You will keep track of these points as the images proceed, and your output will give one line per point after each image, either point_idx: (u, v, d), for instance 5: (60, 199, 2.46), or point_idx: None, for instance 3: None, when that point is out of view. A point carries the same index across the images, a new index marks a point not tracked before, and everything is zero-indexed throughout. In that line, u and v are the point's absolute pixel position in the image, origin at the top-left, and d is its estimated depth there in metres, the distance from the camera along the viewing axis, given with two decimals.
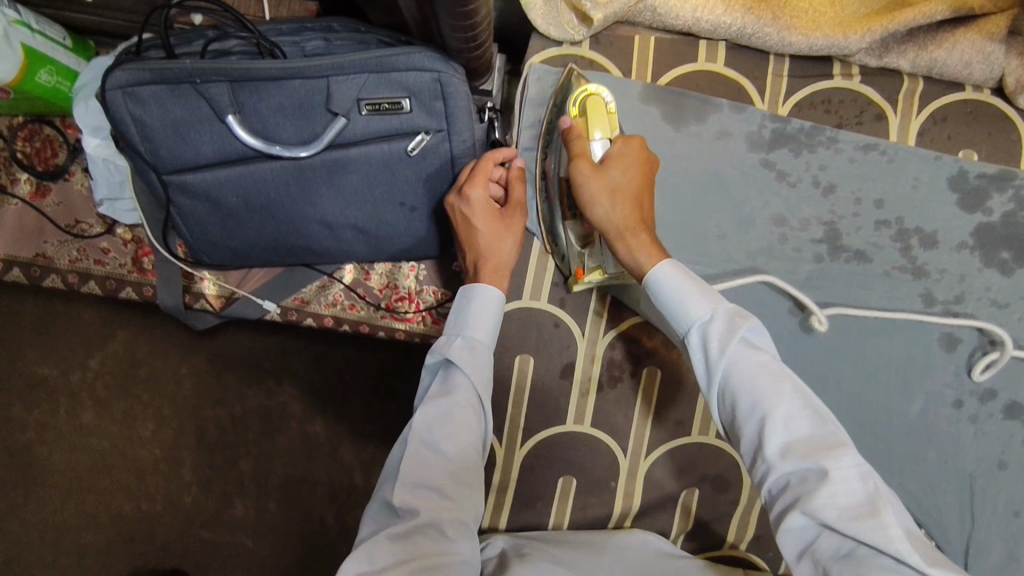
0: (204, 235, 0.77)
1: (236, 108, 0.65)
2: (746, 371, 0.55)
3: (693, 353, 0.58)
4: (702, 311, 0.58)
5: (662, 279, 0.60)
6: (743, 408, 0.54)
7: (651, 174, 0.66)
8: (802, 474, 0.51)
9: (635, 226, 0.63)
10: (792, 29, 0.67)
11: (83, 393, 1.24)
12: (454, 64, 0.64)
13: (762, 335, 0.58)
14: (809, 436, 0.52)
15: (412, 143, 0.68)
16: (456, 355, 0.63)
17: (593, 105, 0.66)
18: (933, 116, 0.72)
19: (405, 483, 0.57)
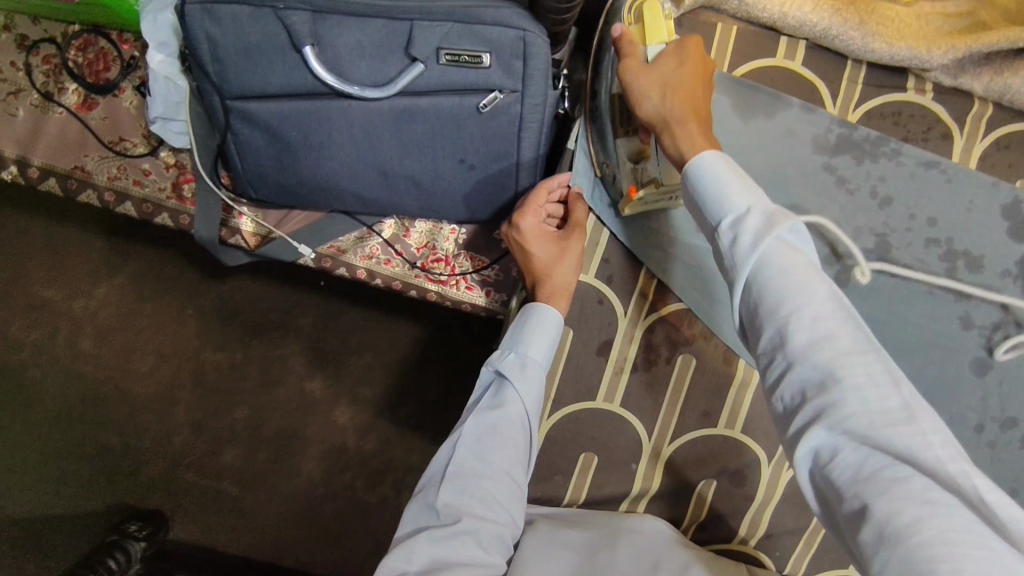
0: (256, 167, 0.76)
1: (314, 40, 0.64)
2: (779, 266, 0.48)
3: (723, 245, 0.52)
4: (736, 199, 0.52)
5: (704, 168, 0.54)
6: (768, 306, 0.48)
7: (707, 74, 0.63)
8: (827, 380, 0.44)
9: (689, 119, 0.60)
10: (877, 36, 0.67)
11: (85, 320, 1.23)
12: (541, 25, 0.64)
13: (802, 229, 0.51)
14: (840, 337, 0.46)
15: (485, 99, 0.67)
16: (508, 372, 0.69)
17: (646, 8, 0.66)
18: (997, 143, 0.72)
19: (450, 492, 0.65)
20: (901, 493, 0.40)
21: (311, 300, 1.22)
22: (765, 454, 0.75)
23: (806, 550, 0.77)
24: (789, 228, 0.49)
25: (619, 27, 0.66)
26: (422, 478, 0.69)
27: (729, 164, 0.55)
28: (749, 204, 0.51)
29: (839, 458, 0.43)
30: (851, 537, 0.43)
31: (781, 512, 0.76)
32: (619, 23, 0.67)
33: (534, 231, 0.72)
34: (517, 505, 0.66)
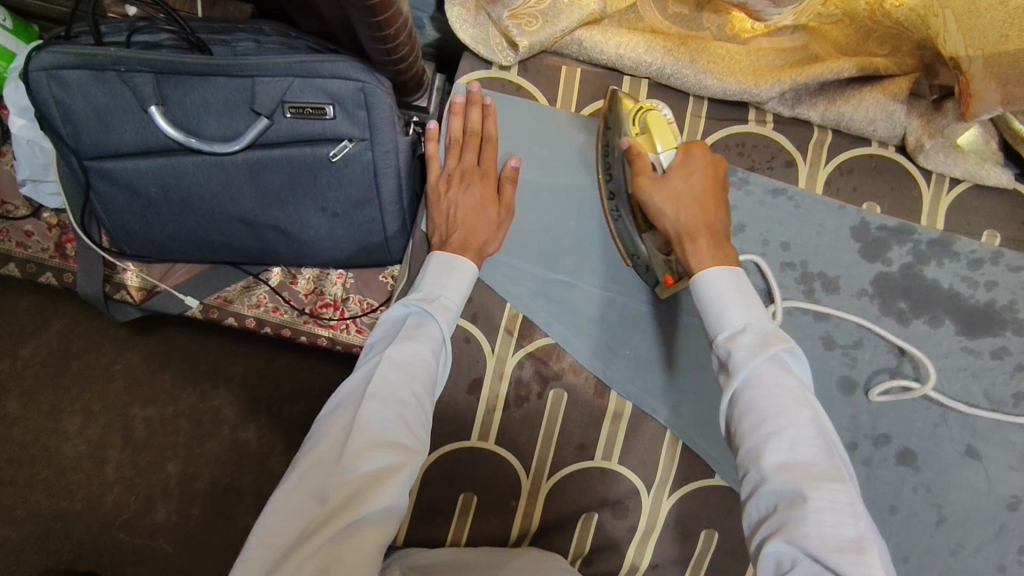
0: (123, 225, 0.77)
1: (159, 99, 0.65)
2: (766, 384, 0.53)
3: (719, 357, 0.58)
4: (735, 320, 0.58)
5: (708, 282, 0.60)
6: (753, 417, 0.53)
7: (717, 178, 0.66)
8: (794, 497, 0.49)
9: (698, 234, 0.63)
10: (709, 73, 0.70)
11: (9, 382, 1.20)
12: (379, 77, 0.66)
13: (796, 355, 0.56)
14: (815, 463, 0.50)
15: (335, 149, 0.69)
16: (431, 307, 0.63)
17: (649, 118, 0.67)
18: (840, 167, 0.75)
19: (364, 418, 0.55)
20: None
21: (241, 349, 1.21)
22: (644, 483, 0.76)
23: None
24: (783, 349, 0.55)
25: (628, 140, 0.67)
26: (322, 415, 0.58)
27: (740, 279, 0.60)
28: (745, 325, 0.57)
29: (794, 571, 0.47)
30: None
31: (666, 542, 0.76)
32: (626, 134, 0.68)
33: (476, 193, 0.69)
34: (427, 438, 0.59)
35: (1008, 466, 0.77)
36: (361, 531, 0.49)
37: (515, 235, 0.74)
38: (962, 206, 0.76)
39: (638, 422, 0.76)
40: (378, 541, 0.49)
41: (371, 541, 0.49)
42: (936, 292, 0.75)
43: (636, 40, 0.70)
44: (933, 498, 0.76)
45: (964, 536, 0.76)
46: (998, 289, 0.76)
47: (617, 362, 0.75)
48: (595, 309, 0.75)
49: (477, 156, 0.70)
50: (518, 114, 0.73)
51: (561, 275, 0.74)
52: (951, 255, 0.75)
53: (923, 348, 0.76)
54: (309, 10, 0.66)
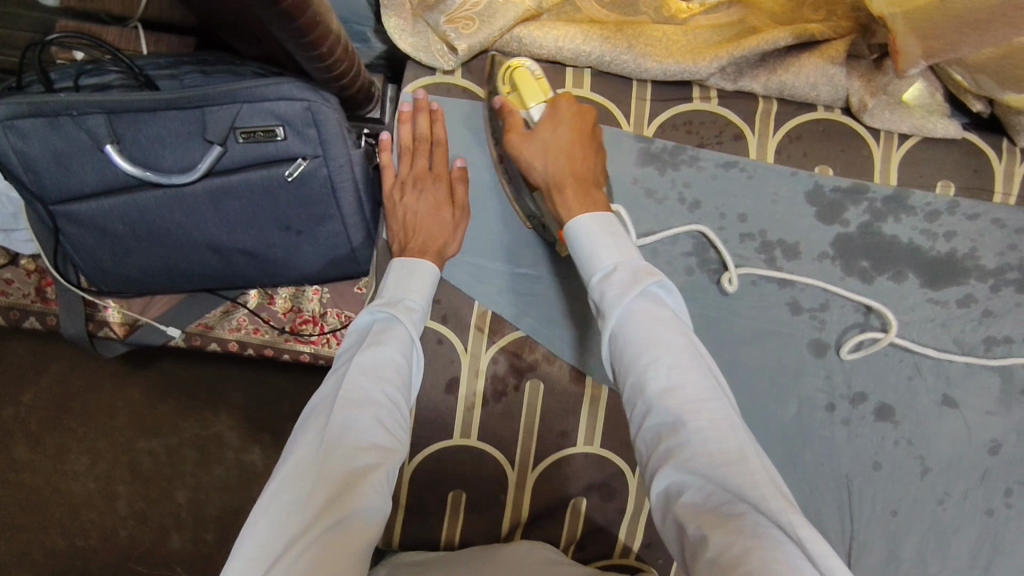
0: (95, 263, 0.79)
1: (114, 139, 0.67)
2: (640, 320, 0.56)
3: (596, 299, 0.60)
4: (605, 261, 0.61)
5: (578, 231, 0.63)
6: (631, 353, 0.55)
7: (583, 126, 0.69)
8: (673, 421, 0.51)
9: (568, 184, 0.66)
10: (647, 56, 0.72)
11: (14, 428, 1.21)
12: (324, 94, 0.67)
13: (665, 286, 0.59)
14: (693, 384, 0.52)
15: (291, 168, 0.70)
16: (396, 311, 0.66)
17: (517, 76, 0.70)
18: (789, 135, 0.76)
19: (338, 423, 0.57)
20: (729, 523, 0.44)
21: (236, 373, 1.21)
22: (628, 464, 0.77)
23: None
24: (653, 283, 0.58)
25: (499, 99, 0.70)
26: (297, 424, 0.59)
27: (606, 222, 0.63)
28: (614, 264, 0.60)
29: (685, 494, 0.48)
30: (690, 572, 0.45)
31: (655, 518, 0.78)
32: (498, 94, 0.71)
33: (431, 196, 0.71)
34: (404, 438, 0.61)
35: (985, 411, 0.78)
36: (346, 529, 0.51)
37: (476, 233, 0.75)
38: (914, 159, 0.77)
39: (616, 404, 0.77)
40: (365, 537, 0.52)
41: (361, 540, 0.51)
42: (897, 248, 0.76)
43: (573, 31, 0.71)
44: (915, 450, 0.77)
45: (950, 484, 0.78)
46: (957, 238, 0.77)
47: (589, 348, 0.76)
48: (562, 298, 0.76)
49: (427, 159, 0.72)
50: (465, 116, 0.74)
51: (524, 269, 0.76)
52: (907, 209, 0.76)
53: (889, 304, 0.77)
54: (248, 36, 0.67)
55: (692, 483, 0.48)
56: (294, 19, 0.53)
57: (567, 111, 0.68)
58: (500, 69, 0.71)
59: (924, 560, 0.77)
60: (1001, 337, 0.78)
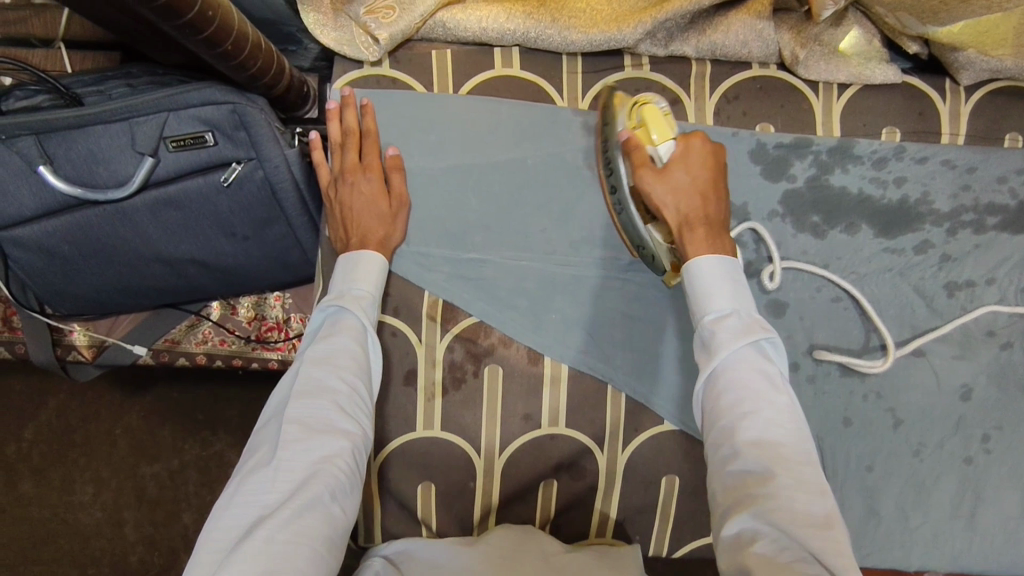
0: (49, 285, 0.80)
1: (46, 159, 0.67)
2: (745, 369, 0.56)
3: (702, 338, 0.60)
4: (721, 305, 0.60)
5: (696, 270, 0.61)
6: (730, 397, 0.56)
7: (716, 168, 0.66)
8: (764, 474, 0.51)
9: (699, 223, 0.64)
10: (572, 28, 0.71)
11: (17, 464, 1.19)
12: (251, 96, 0.67)
13: (776, 347, 0.59)
14: (786, 444, 0.53)
15: (226, 174, 0.70)
16: (344, 300, 0.65)
17: (647, 111, 0.66)
18: (725, 96, 0.76)
19: (292, 419, 0.57)
20: None
21: (229, 392, 1.19)
22: (596, 441, 0.77)
23: (663, 523, 0.79)
24: (766, 339, 0.58)
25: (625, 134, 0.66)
26: (258, 423, 0.60)
27: (729, 269, 0.61)
28: (732, 310, 0.60)
29: (757, 542, 0.49)
30: None
31: (628, 493, 0.78)
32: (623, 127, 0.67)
33: (364, 189, 0.70)
34: (367, 422, 0.62)
35: (953, 356, 0.76)
36: (301, 522, 0.52)
37: (421, 222, 0.75)
38: (857, 108, 0.76)
39: (578, 382, 0.76)
40: (330, 524, 0.54)
41: (323, 525, 0.53)
42: (847, 200, 0.75)
43: (496, 10, 0.71)
44: (886, 402, 0.76)
45: (926, 435, 0.76)
46: (908, 184, 0.76)
47: (545, 327, 0.76)
48: (513, 280, 0.76)
49: (359, 152, 0.72)
50: (397, 107, 0.74)
51: (472, 255, 0.75)
52: (853, 159, 0.75)
53: (844, 257, 0.76)
54: (167, 47, 0.66)
55: (768, 534, 0.49)
56: (204, 35, 0.52)
57: (700, 153, 0.65)
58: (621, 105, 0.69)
59: (906, 514, 0.76)
60: (962, 281, 0.77)
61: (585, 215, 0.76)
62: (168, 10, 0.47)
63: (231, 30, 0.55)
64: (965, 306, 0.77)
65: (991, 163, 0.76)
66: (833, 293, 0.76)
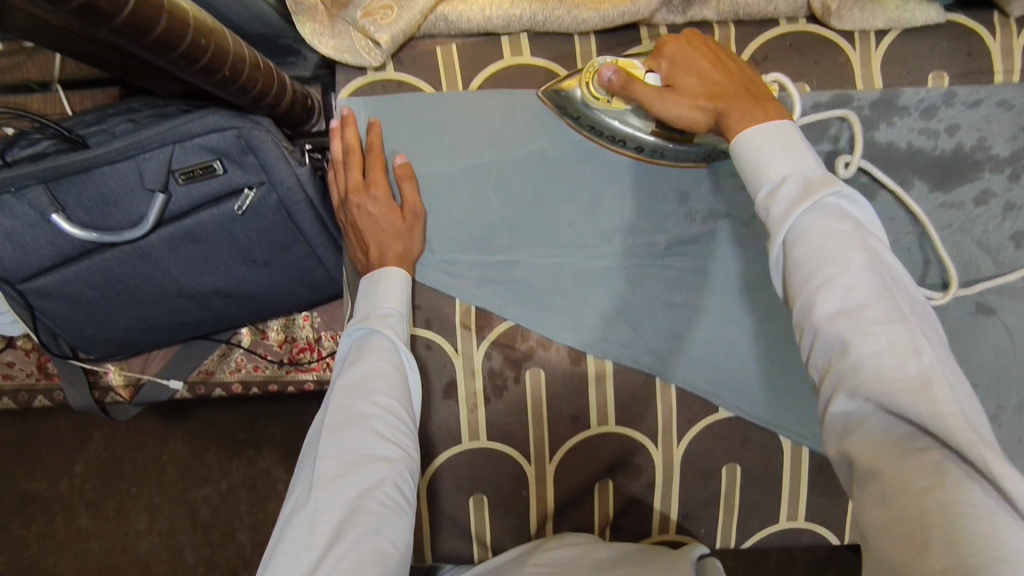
0: (78, 331, 0.79)
1: (58, 207, 0.65)
2: (812, 235, 0.45)
3: (761, 218, 0.49)
4: (777, 173, 0.48)
5: (745, 147, 0.51)
6: (799, 273, 0.45)
7: (710, 49, 0.59)
8: (845, 348, 0.41)
9: (733, 101, 0.54)
10: (582, 6, 0.67)
11: (73, 499, 1.20)
12: (254, 119, 0.64)
13: (854, 198, 0.47)
14: (870, 304, 0.42)
15: (239, 201, 0.68)
16: (370, 322, 0.63)
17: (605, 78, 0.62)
18: (754, 59, 0.70)
19: (329, 453, 0.55)
20: (913, 464, 0.38)
21: (270, 410, 1.19)
22: (648, 437, 0.74)
23: (726, 513, 0.75)
24: (830, 194, 0.46)
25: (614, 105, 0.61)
26: (298, 461, 0.58)
27: (779, 133, 0.50)
28: (788, 176, 0.48)
29: (861, 422, 0.41)
30: (864, 512, 0.40)
31: (687, 485, 0.74)
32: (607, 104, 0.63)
33: (373, 209, 0.67)
34: (410, 446, 0.59)
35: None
36: (349, 561, 0.49)
37: (443, 229, 0.72)
38: (899, 55, 0.70)
39: (624, 377, 0.73)
40: (382, 558, 0.51)
41: (373, 562, 0.50)
42: (896, 155, 0.70)
43: None
44: (956, 366, 0.71)
45: (1002, 397, 0.71)
46: (961, 130, 0.70)
47: (584, 324, 0.72)
48: (545, 278, 0.72)
49: (363, 172, 0.69)
50: (406, 112, 0.70)
51: (500, 257, 0.72)
52: (899, 111, 0.70)
53: (898, 218, 0.70)
54: (165, 78, 0.64)
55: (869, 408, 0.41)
56: (201, 65, 0.49)
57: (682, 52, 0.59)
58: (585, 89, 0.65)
59: None
60: None
61: (614, 202, 0.72)
62: (162, 45, 0.44)
63: (228, 55, 0.52)
64: None
65: None
66: (890, 256, 0.71)
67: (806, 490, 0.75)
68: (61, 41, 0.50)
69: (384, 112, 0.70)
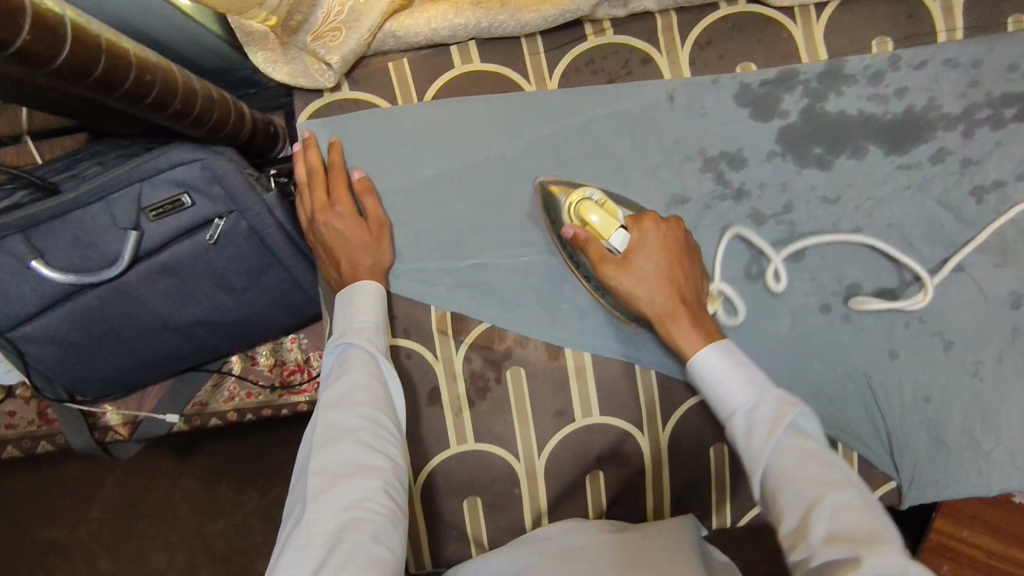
0: (70, 374, 0.81)
1: (37, 253, 0.67)
2: (794, 458, 0.52)
3: (739, 446, 0.56)
4: (744, 396, 0.57)
5: (705, 364, 0.60)
6: (790, 493, 0.50)
7: (678, 250, 0.65)
8: (852, 560, 0.45)
9: (678, 310, 0.63)
10: (524, 9, 0.68)
11: (91, 544, 1.21)
12: (216, 149, 0.66)
13: (810, 417, 0.56)
14: (860, 529, 0.47)
15: (210, 231, 0.70)
16: (348, 336, 0.64)
17: (580, 207, 0.67)
18: (698, 43, 0.72)
19: (319, 470, 0.56)
20: None
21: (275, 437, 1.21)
22: (634, 425, 0.74)
23: (719, 494, 0.76)
24: (796, 415, 0.54)
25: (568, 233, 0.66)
26: (291, 481, 0.59)
27: (734, 353, 0.60)
28: (754, 399, 0.56)
29: None
30: None
31: (677, 469, 0.75)
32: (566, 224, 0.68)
33: (340, 225, 0.68)
34: (396, 454, 0.60)
35: (993, 264, 0.71)
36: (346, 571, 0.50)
37: (412, 239, 0.73)
38: (839, 26, 0.72)
39: (603, 368, 0.74)
40: (378, 567, 0.52)
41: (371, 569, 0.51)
42: (848, 124, 0.71)
43: (443, 8, 0.68)
44: (931, 326, 0.72)
45: (981, 351, 0.71)
46: (910, 93, 0.71)
47: (559, 319, 0.73)
48: (516, 279, 0.73)
49: (328, 190, 0.69)
50: (364, 128, 0.72)
51: (470, 261, 0.73)
52: (847, 80, 0.71)
53: (856, 185, 0.72)
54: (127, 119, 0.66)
55: None
56: (150, 102, 0.51)
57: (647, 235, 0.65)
58: (563, 203, 0.69)
59: (977, 439, 0.71)
60: (990, 183, 0.71)
61: None
62: (104, 85, 0.46)
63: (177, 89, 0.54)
64: (998, 209, 0.71)
65: (997, 52, 0.71)
66: (852, 224, 0.72)
67: None
68: (15, 90, 0.53)
69: (343, 132, 0.72)
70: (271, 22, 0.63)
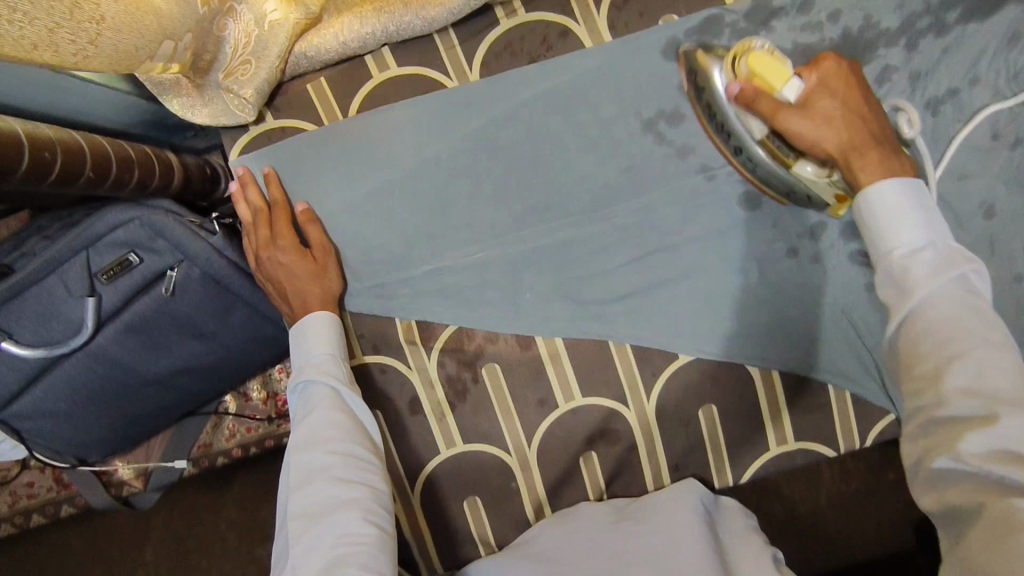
0: (70, 441, 0.82)
1: (5, 334, 0.68)
2: (947, 305, 0.45)
3: (881, 280, 0.49)
4: (912, 235, 0.48)
5: (875, 198, 0.50)
6: (932, 339, 0.44)
7: (858, 87, 0.56)
8: (985, 421, 0.40)
9: (864, 146, 0.53)
10: (427, 6, 0.67)
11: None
12: (150, 205, 0.66)
13: (984, 278, 0.47)
14: (1009, 389, 0.41)
15: (164, 284, 0.70)
16: (304, 374, 0.64)
17: (755, 58, 0.57)
18: (614, 6, 0.71)
19: (298, 516, 0.57)
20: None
21: None
22: (618, 401, 0.74)
23: (717, 453, 0.75)
24: (967, 270, 0.46)
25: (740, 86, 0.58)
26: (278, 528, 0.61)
27: (915, 191, 0.50)
28: (927, 240, 0.47)
29: (965, 488, 0.40)
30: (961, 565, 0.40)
31: (670, 436, 0.74)
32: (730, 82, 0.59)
33: (284, 259, 0.68)
34: (372, 478, 0.60)
35: (961, 176, 0.68)
36: None
37: (366, 256, 0.73)
38: None
39: (576, 350, 0.73)
40: None
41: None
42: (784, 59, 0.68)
43: (347, 19, 0.68)
44: None
45: None
46: (845, 15, 0.68)
47: (525, 309, 0.73)
48: (475, 276, 0.72)
49: (269, 226, 0.70)
50: (293, 155, 0.72)
51: (426, 268, 0.73)
52: (776, 14, 0.68)
53: None
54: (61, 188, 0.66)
55: (978, 481, 0.40)
56: (54, 178, 0.52)
57: (824, 73, 0.56)
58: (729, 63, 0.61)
59: None
60: (944, 93, 0.68)
61: (521, 184, 0.71)
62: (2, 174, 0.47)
63: (82, 159, 0.55)
64: (958, 118, 0.68)
65: None
66: None
67: (789, 410, 0.74)
68: None
69: (276, 161, 0.72)
70: (174, 70, 0.60)
